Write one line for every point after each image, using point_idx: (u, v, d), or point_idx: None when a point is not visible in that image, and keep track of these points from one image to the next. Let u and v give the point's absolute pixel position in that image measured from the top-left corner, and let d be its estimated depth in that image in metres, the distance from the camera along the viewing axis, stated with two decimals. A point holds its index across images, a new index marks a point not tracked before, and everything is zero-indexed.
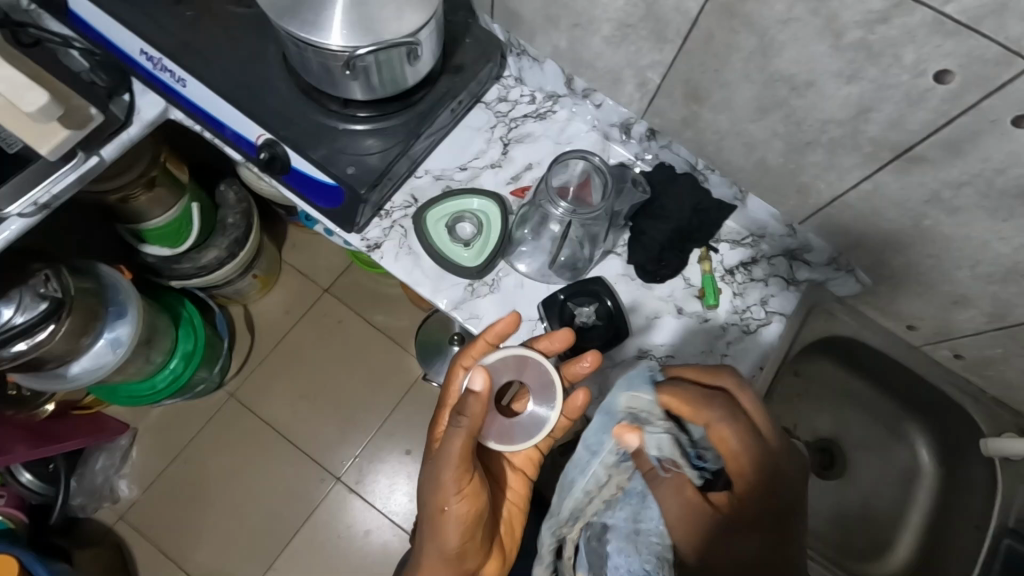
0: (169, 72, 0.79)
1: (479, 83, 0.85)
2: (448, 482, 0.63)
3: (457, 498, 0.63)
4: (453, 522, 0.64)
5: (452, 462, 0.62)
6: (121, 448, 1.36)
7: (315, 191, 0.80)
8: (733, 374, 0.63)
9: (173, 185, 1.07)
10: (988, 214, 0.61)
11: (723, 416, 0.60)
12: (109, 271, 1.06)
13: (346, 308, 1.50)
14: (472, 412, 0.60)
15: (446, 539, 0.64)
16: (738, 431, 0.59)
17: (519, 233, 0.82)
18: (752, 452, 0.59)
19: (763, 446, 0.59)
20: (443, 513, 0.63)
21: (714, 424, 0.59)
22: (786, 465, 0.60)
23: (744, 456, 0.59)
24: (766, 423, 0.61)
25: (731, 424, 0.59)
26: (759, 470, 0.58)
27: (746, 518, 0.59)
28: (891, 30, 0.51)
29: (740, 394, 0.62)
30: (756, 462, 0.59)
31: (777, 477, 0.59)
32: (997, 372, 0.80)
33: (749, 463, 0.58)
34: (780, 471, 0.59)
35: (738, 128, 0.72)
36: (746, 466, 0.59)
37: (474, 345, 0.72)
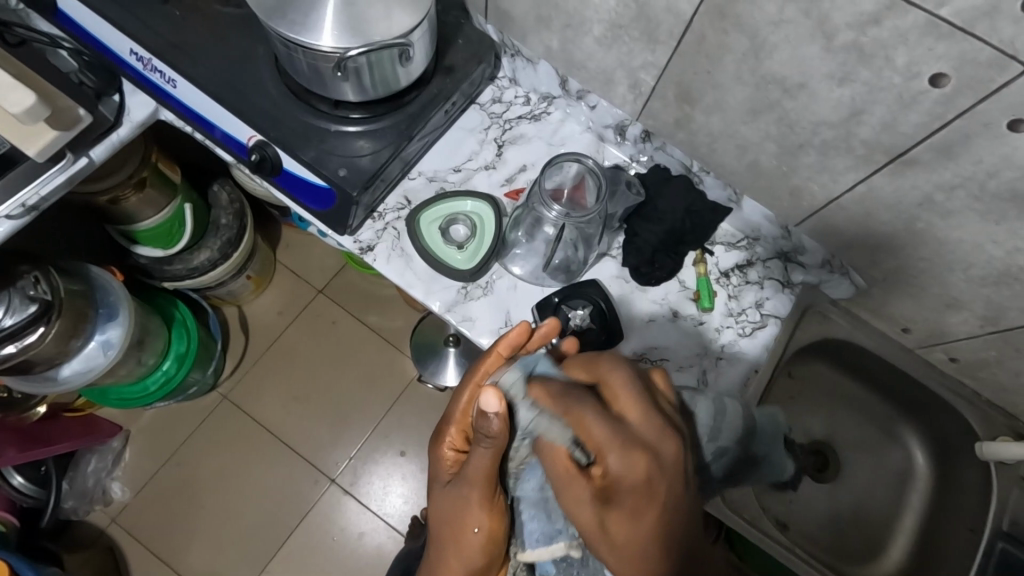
0: (159, 73, 0.79)
1: (472, 84, 0.85)
2: (476, 504, 0.56)
3: (486, 519, 0.56)
4: (480, 544, 0.57)
5: (479, 480, 0.55)
6: (113, 451, 1.35)
7: (305, 193, 0.79)
8: (609, 363, 0.55)
9: (165, 185, 1.07)
10: (981, 217, 0.61)
11: (578, 399, 0.52)
12: (99, 273, 1.05)
13: (340, 309, 1.49)
14: (496, 433, 0.52)
15: (471, 562, 0.58)
16: (596, 411, 0.51)
17: (512, 235, 0.82)
18: (618, 437, 0.50)
19: (628, 433, 0.51)
20: (471, 535, 0.56)
21: (574, 409, 0.51)
22: (622, 447, 0.50)
23: (601, 435, 0.50)
24: (635, 411, 0.53)
25: (589, 405, 0.52)
26: (625, 458, 0.50)
27: (621, 517, 0.50)
28: (883, 32, 0.51)
29: (614, 380, 0.54)
30: (621, 451, 0.50)
31: (649, 473, 0.50)
32: (990, 374, 0.80)
33: (604, 440, 0.50)
34: (656, 465, 0.50)
35: (730, 129, 0.72)
36: (607, 453, 0.50)
37: (485, 361, 0.61)
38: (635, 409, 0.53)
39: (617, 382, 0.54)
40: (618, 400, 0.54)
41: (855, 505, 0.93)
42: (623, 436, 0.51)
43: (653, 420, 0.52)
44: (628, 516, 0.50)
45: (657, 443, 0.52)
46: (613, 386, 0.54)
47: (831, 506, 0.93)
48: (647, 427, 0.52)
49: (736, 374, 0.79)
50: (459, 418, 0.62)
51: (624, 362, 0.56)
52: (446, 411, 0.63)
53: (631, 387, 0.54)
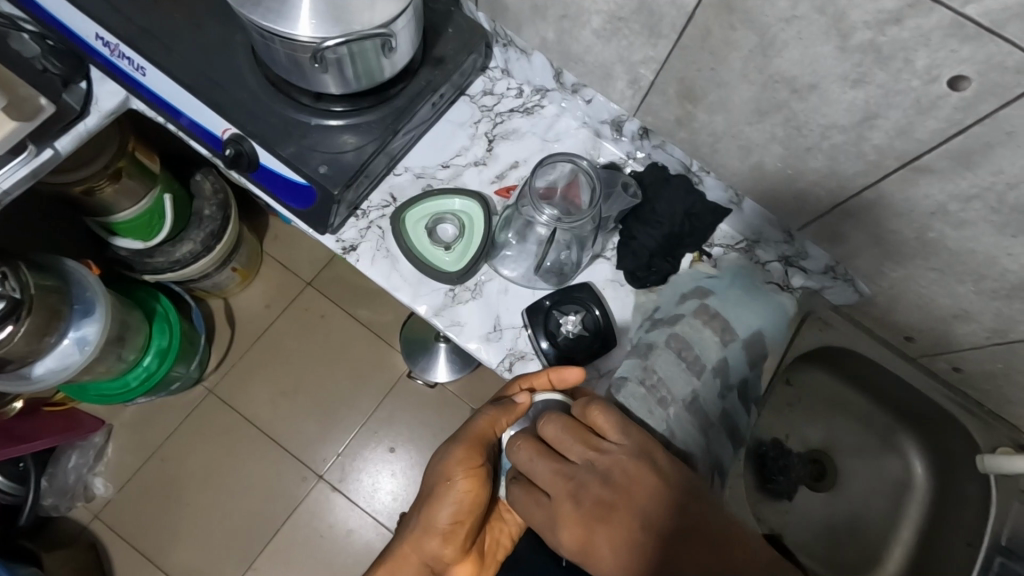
0: (128, 60, 0.74)
1: (462, 75, 0.81)
2: (458, 460, 0.67)
3: (462, 477, 0.67)
4: (452, 497, 0.67)
5: (468, 439, 0.68)
6: (94, 446, 1.32)
7: (285, 190, 0.75)
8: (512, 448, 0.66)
9: (142, 175, 1.01)
10: (996, 229, 0.57)
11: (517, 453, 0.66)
12: (74, 267, 1.00)
13: (328, 303, 1.45)
14: (505, 407, 0.68)
15: (440, 512, 0.67)
16: (524, 497, 0.64)
17: (502, 236, 0.78)
18: (542, 513, 0.63)
19: (548, 508, 0.62)
20: (447, 485, 0.67)
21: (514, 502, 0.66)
22: (552, 516, 0.62)
23: (532, 515, 0.64)
24: (577, 458, 0.62)
25: (519, 490, 0.65)
26: (553, 528, 0.62)
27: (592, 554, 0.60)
28: (903, 32, 0.47)
29: (550, 433, 0.64)
30: (553, 506, 0.62)
31: (575, 531, 0.60)
32: (994, 388, 0.78)
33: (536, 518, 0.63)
34: (590, 504, 0.60)
35: (734, 130, 0.68)
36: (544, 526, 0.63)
37: (535, 376, 0.70)
38: (570, 449, 0.63)
39: (550, 434, 0.64)
40: (563, 446, 0.64)
41: (850, 516, 0.92)
42: (549, 510, 0.62)
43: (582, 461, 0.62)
44: (588, 550, 0.60)
45: (583, 485, 0.61)
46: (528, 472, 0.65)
47: (826, 515, 0.93)
48: (559, 492, 0.62)
49: None
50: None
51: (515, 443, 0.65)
52: None
53: (562, 432, 0.64)
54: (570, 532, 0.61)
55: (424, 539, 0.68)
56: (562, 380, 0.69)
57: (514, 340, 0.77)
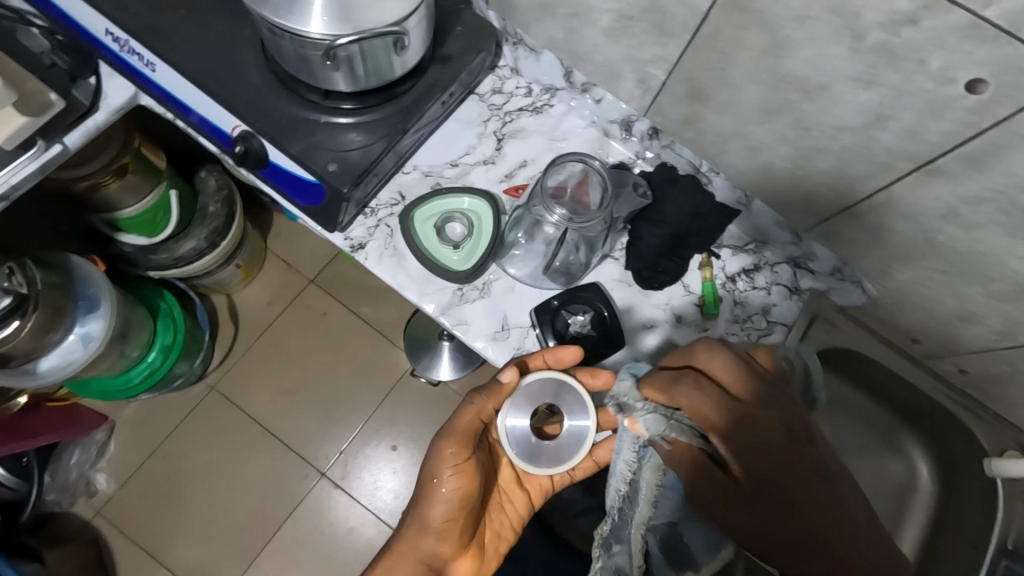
0: (137, 56, 0.74)
1: (471, 73, 0.80)
2: (446, 457, 0.67)
3: (450, 472, 0.67)
4: (442, 493, 0.67)
5: (455, 434, 0.68)
6: (96, 442, 1.32)
7: (293, 187, 0.75)
8: (707, 350, 0.59)
9: (148, 172, 1.02)
10: (1006, 232, 0.57)
11: (693, 384, 0.57)
12: (79, 262, 1.00)
13: (332, 301, 1.45)
14: (489, 392, 0.68)
15: (431, 509, 0.68)
16: (713, 399, 0.56)
17: (511, 236, 0.78)
18: (733, 414, 0.56)
19: (738, 412, 0.56)
20: (434, 483, 0.67)
21: (691, 402, 0.57)
22: (755, 422, 0.56)
23: (713, 414, 0.56)
24: (760, 390, 0.57)
25: (709, 389, 0.57)
26: (741, 433, 0.55)
27: (775, 489, 0.55)
28: (917, 34, 0.47)
29: (715, 361, 0.58)
30: (748, 409, 0.56)
31: (761, 441, 0.55)
32: (1000, 389, 0.78)
33: (718, 419, 0.56)
34: (773, 434, 0.56)
35: (743, 130, 0.68)
36: (715, 432, 0.56)
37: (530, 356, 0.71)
38: (754, 378, 0.58)
39: (717, 362, 0.58)
40: (731, 376, 0.58)
41: None
42: (734, 413, 0.56)
43: (763, 393, 0.57)
44: (771, 486, 0.55)
45: (772, 416, 0.56)
46: (718, 372, 0.58)
47: None
48: (763, 399, 0.57)
49: None
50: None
51: (720, 348, 0.59)
52: None
53: (734, 362, 0.58)
54: (750, 442, 0.55)
55: (418, 537, 0.69)
56: (557, 359, 0.69)
57: (522, 339, 0.77)
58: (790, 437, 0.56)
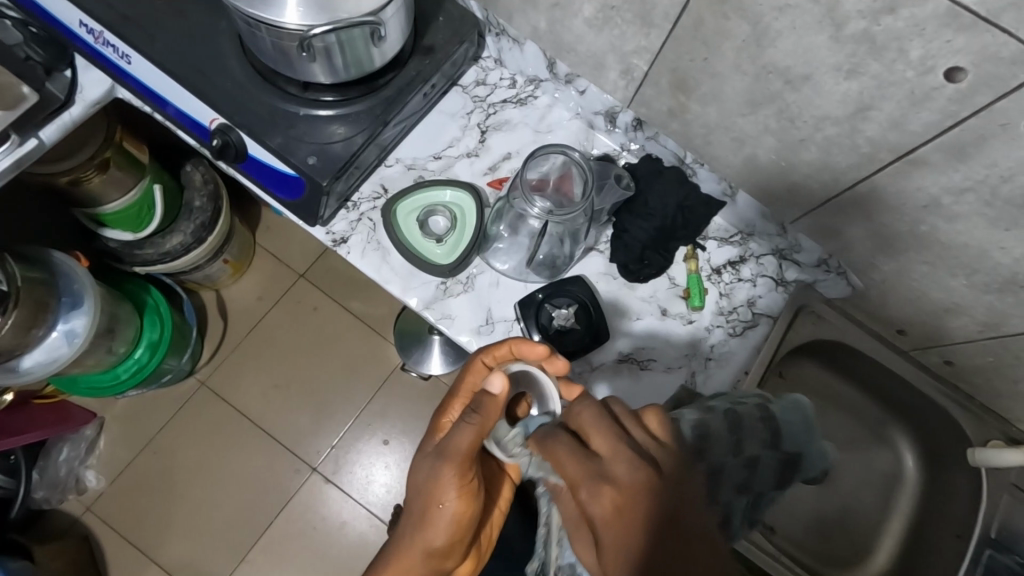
0: (112, 48, 0.73)
1: (453, 65, 0.80)
2: (448, 479, 0.60)
3: (454, 496, 0.61)
4: (446, 520, 0.61)
5: (455, 456, 0.60)
6: (86, 439, 1.31)
7: (273, 181, 0.74)
8: (587, 404, 0.52)
9: (132, 166, 1.00)
10: (989, 223, 0.57)
11: (554, 442, 0.52)
12: (61, 258, 0.99)
13: (321, 295, 1.44)
14: (487, 410, 0.59)
15: (434, 534, 0.61)
16: (572, 453, 0.50)
17: (494, 229, 0.77)
18: (587, 471, 0.48)
19: (598, 470, 0.48)
20: (438, 508, 0.61)
21: (553, 453, 0.51)
22: (619, 484, 0.47)
23: (574, 471, 0.49)
24: (630, 455, 0.49)
25: (565, 443, 0.51)
26: (593, 494, 0.47)
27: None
28: (897, 22, 0.47)
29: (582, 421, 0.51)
30: (604, 468, 0.49)
31: (624, 507, 0.47)
32: (985, 380, 0.78)
33: (579, 478, 0.49)
34: (632, 505, 0.47)
35: (727, 121, 0.67)
36: (578, 490, 0.48)
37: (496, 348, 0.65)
38: (617, 442, 0.50)
39: (583, 421, 0.51)
40: (599, 436, 0.50)
41: (841, 508, 0.91)
42: (595, 469, 0.49)
43: (627, 456, 0.48)
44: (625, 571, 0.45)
45: (633, 482, 0.47)
46: (585, 428, 0.51)
47: (817, 508, 0.91)
48: (618, 460, 0.48)
49: (726, 376, 0.76)
50: (461, 395, 0.67)
51: (596, 402, 0.52)
52: (451, 387, 0.68)
53: (601, 420, 0.51)
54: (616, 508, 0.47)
55: (421, 565, 0.63)
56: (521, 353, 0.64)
57: (506, 333, 0.77)
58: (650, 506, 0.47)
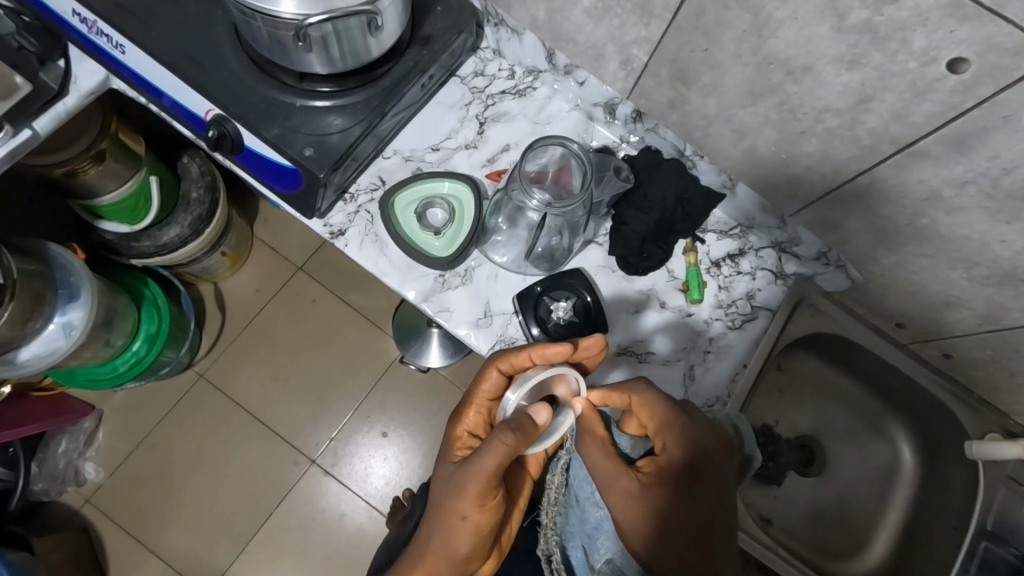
0: (106, 37, 0.72)
1: (451, 55, 0.79)
2: (471, 495, 0.59)
3: (475, 511, 0.60)
4: (467, 531, 0.60)
5: (480, 476, 0.58)
6: (84, 431, 1.31)
7: (270, 172, 0.74)
8: (645, 387, 0.62)
9: (126, 156, 0.99)
10: (989, 215, 0.57)
11: (634, 393, 0.62)
12: (58, 250, 0.98)
13: (320, 288, 1.44)
14: (525, 433, 0.57)
15: (456, 543, 0.61)
16: (650, 407, 0.62)
17: (492, 222, 0.77)
18: (669, 417, 0.62)
19: (671, 417, 0.62)
20: (459, 521, 0.60)
21: (633, 400, 0.62)
22: (697, 428, 0.62)
23: (655, 420, 0.62)
24: (662, 437, 0.62)
25: (641, 396, 0.62)
26: (686, 441, 0.62)
27: (630, 503, 0.63)
28: (900, 12, 0.46)
29: (644, 397, 0.62)
30: (677, 417, 0.62)
31: (693, 445, 0.62)
32: (984, 373, 0.78)
33: (659, 423, 0.62)
34: (660, 436, 0.62)
35: (727, 113, 0.67)
36: (665, 437, 0.62)
37: (516, 354, 0.64)
38: (646, 422, 0.63)
39: (644, 399, 0.62)
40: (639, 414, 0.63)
41: (838, 500, 0.92)
42: (681, 425, 0.62)
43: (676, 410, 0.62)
44: (649, 500, 0.63)
45: (659, 423, 0.62)
46: (639, 404, 0.62)
47: (814, 499, 0.92)
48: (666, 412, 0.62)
49: (725, 368, 0.76)
50: (477, 400, 0.67)
51: (655, 387, 0.63)
52: (466, 394, 0.68)
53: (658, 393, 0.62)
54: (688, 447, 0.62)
55: (443, 565, 0.63)
56: (546, 359, 0.63)
57: (504, 326, 0.76)
58: (708, 447, 0.63)
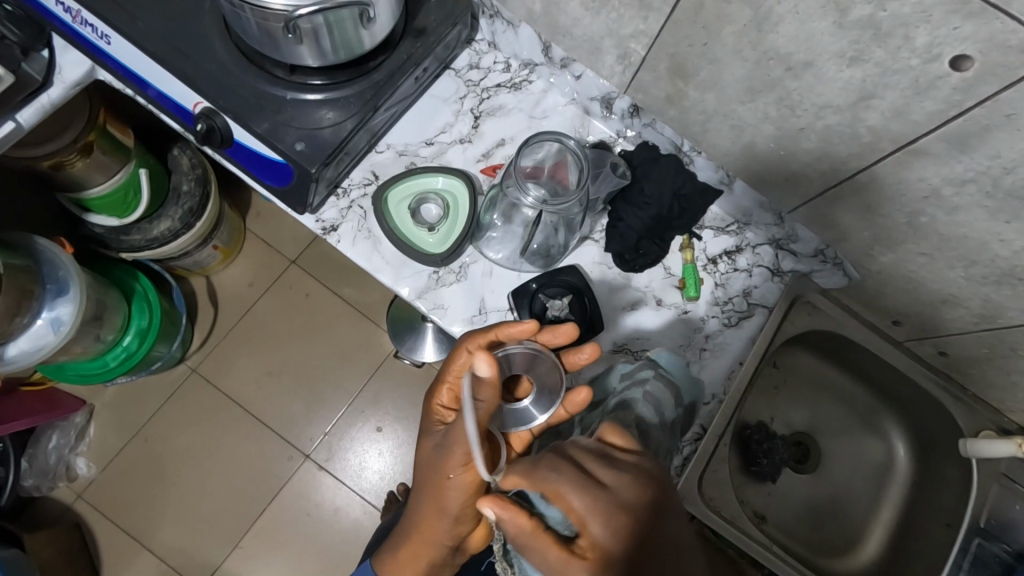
0: (90, 27, 0.70)
1: (446, 48, 0.78)
2: (457, 455, 0.59)
3: (463, 470, 0.59)
4: (457, 490, 0.60)
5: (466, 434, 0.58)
6: (75, 426, 1.30)
7: (260, 166, 0.72)
8: (553, 468, 0.51)
9: (115, 148, 0.97)
10: (989, 215, 0.56)
11: (549, 473, 0.50)
12: (45, 244, 0.96)
13: (313, 281, 1.42)
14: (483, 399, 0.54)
15: (447, 503, 0.61)
16: (567, 484, 0.49)
17: (487, 217, 0.76)
18: (592, 492, 0.49)
19: (595, 491, 0.49)
20: (448, 480, 0.60)
21: (546, 483, 0.50)
22: (628, 498, 0.49)
23: (577, 501, 0.49)
24: (587, 521, 0.48)
25: (555, 475, 0.50)
26: (618, 517, 0.48)
27: None
28: (903, 8, 0.45)
29: (553, 480, 0.50)
30: (598, 488, 0.49)
31: (631, 518, 0.48)
32: (980, 371, 0.78)
33: (583, 506, 0.49)
34: (592, 522, 0.48)
35: (725, 109, 0.66)
36: (591, 518, 0.48)
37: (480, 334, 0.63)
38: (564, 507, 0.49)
39: (553, 480, 0.50)
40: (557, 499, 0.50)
41: (833, 496, 0.92)
42: (607, 497, 0.49)
43: (597, 481, 0.50)
44: None
45: (585, 503, 0.49)
46: (556, 486, 0.50)
47: (809, 496, 0.92)
48: (585, 488, 0.49)
49: (720, 367, 0.76)
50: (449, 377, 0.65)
51: (567, 461, 0.51)
52: (439, 371, 0.67)
53: (566, 470, 0.50)
54: (625, 525, 0.48)
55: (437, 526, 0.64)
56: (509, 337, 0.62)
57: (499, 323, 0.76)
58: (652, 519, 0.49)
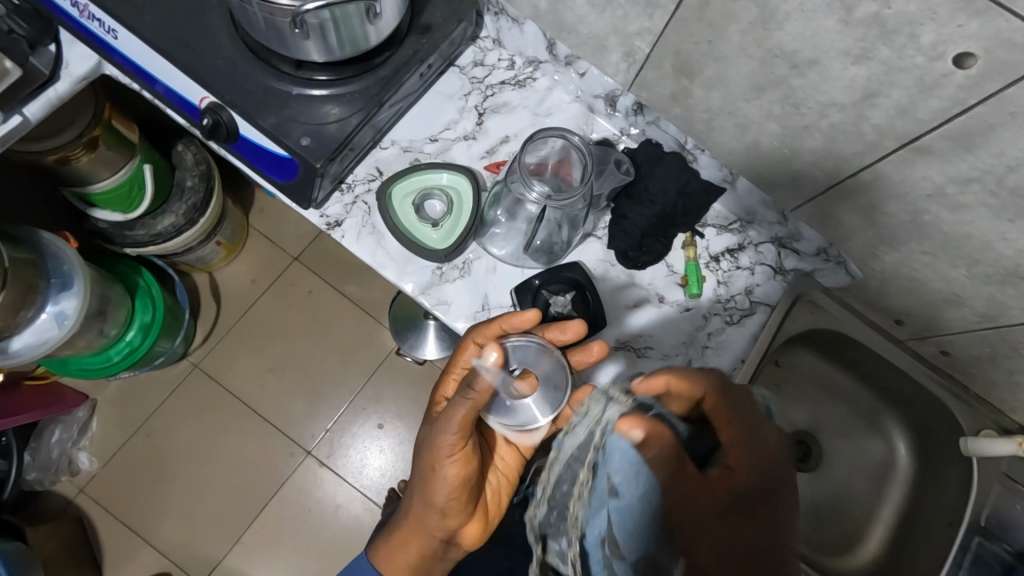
0: (98, 22, 0.70)
1: (451, 45, 0.78)
2: (442, 446, 0.63)
3: (449, 461, 0.64)
4: (443, 482, 0.65)
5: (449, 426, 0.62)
6: (78, 421, 1.30)
7: (265, 161, 0.73)
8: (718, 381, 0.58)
9: (120, 143, 0.98)
10: (993, 213, 0.56)
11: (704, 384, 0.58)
12: (50, 238, 0.97)
13: (315, 278, 1.43)
14: (477, 388, 0.59)
15: (434, 493, 0.66)
16: (719, 400, 0.57)
17: (491, 214, 0.76)
18: (740, 415, 0.57)
19: (745, 415, 0.57)
20: (434, 471, 0.65)
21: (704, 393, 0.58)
22: (769, 437, 0.57)
23: (726, 416, 0.57)
24: (736, 450, 0.56)
25: (711, 389, 0.58)
26: (755, 450, 0.57)
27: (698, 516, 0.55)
28: (909, 5, 0.45)
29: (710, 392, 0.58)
30: (746, 412, 0.58)
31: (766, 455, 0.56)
32: (981, 371, 0.78)
33: (728, 420, 0.57)
34: (734, 440, 0.57)
35: (730, 106, 0.66)
36: (731, 438, 0.57)
37: (487, 327, 0.67)
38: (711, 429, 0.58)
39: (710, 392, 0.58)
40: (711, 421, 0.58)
41: (833, 495, 0.92)
42: (753, 426, 0.57)
43: (740, 405, 0.58)
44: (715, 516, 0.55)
45: (731, 419, 0.57)
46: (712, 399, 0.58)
47: (809, 495, 0.92)
48: (733, 410, 0.58)
49: (722, 364, 0.76)
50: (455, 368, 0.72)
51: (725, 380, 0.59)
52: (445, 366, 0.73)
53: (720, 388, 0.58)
54: (760, 461, 0.56)
55: (429, 515, 0.69)
56: (512, 328, 0.66)
57: None
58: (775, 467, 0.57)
